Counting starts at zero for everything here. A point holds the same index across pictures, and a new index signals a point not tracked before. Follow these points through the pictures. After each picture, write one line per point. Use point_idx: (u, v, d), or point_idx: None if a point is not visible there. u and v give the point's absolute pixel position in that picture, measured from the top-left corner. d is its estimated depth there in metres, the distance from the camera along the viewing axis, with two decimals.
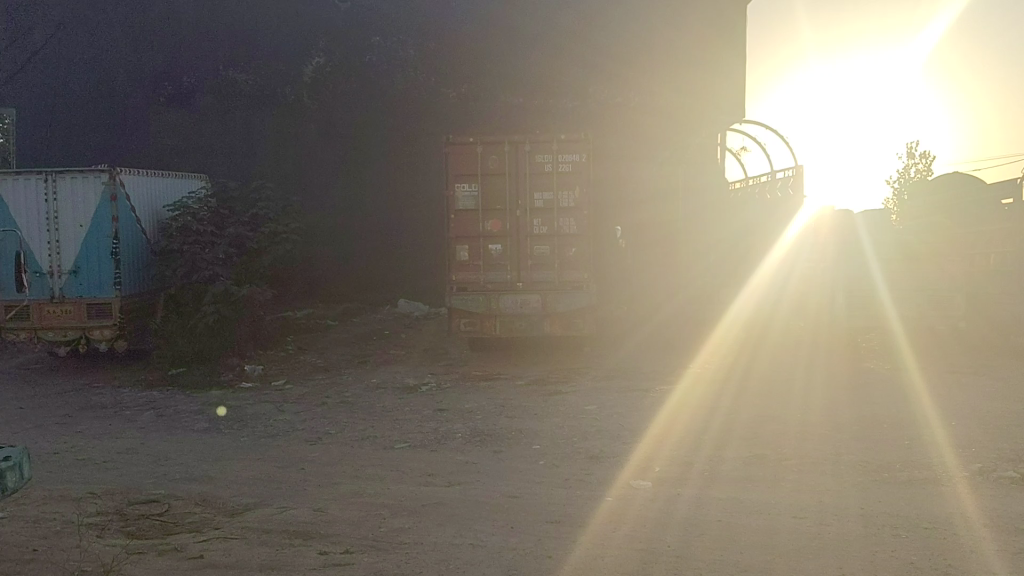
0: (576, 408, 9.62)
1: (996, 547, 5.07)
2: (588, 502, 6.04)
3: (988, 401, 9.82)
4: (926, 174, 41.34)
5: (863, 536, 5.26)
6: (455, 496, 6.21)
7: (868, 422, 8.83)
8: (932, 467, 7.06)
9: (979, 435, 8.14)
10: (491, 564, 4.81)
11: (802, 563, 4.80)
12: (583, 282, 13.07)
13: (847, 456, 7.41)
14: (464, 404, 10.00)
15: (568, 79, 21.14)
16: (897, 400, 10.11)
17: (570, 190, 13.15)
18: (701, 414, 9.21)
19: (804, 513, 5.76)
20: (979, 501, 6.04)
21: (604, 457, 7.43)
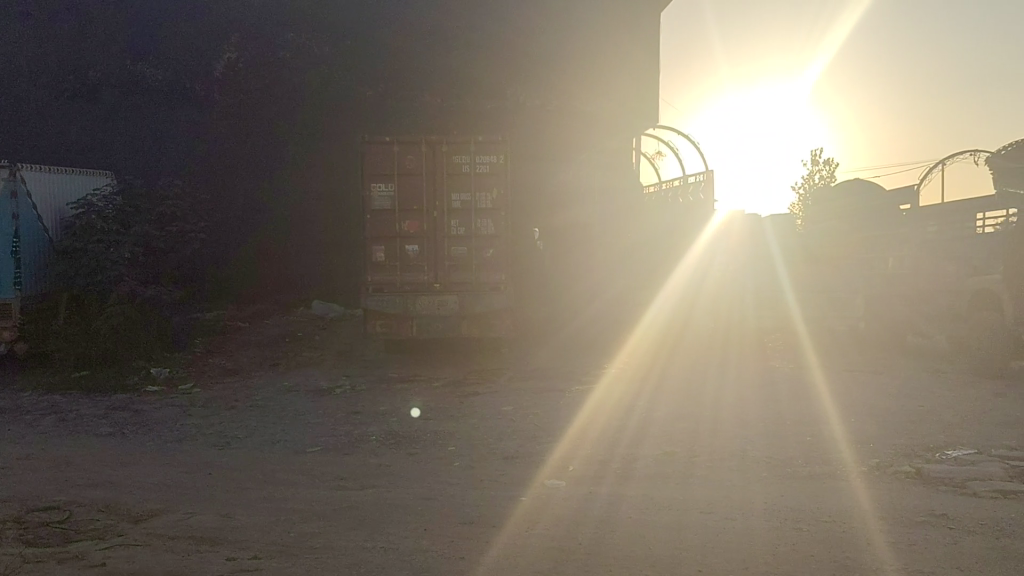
0: (493, 409, 9.68)
1: (889, 538, 5.31)
2: (503, 503, 6.09)
3: (884, 399, 10.30)
4: (830, 181, 42.72)
5: (767, 530, 5.44)
6: (368, 499, 6.17)
7: (772, 419, 9.15)
8: (832, 461, 7.36)
9: (875, 431, 8.51)
10: (403, 567, 4.80)
11: (708, 556, 4.94)
12: (500, 284, 13.15)
13: (752, 452, 7.67)
14: (377, 406, 9.97)
15: (488, 79, 21.18)
16: (802, 398, 10.48)
17: (488, 191, 13.24)
18: (616, 414, 9.40)
19: (711, 508, 5.93)
20: (875, 494, 6.32)
21: (518, 458, 7.49)
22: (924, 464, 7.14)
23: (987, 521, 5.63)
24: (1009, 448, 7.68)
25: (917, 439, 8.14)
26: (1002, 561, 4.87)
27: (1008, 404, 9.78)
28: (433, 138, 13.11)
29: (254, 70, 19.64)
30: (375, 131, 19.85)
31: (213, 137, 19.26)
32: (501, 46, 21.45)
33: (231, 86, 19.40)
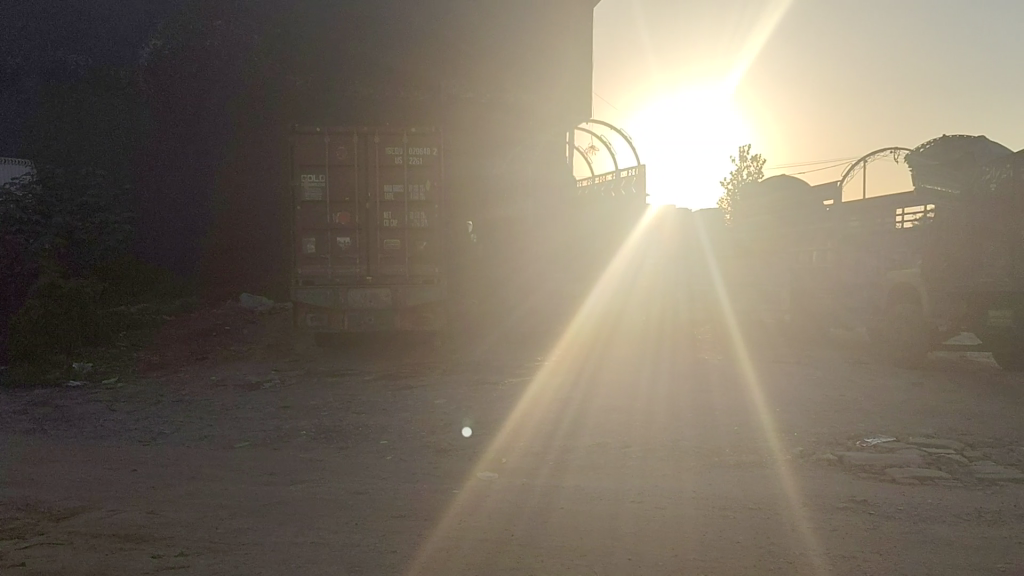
0: (426, 403, 9.67)
1: (811, 524, 5.47)
2: (436, 496, 6.09)
3: (809, 389, 10.60)
4: (757, 177, 43.62)
5: (696, 517, 5.55)
6: (298, 494, 6.10)
7: (701, 409, 9.36)
8: (758, 450, 7.54)
9: (800, 420, 8.73)
10: (333, 562, 4.76)
11: (638, 545, 5.01)
12: (434, 277, 13.13)
13: (682, 442, 7.81)
14: (309, 400, 9.83)
15: (422, 70, 21.04)
16: (731, 388, 10.72)
17: (422, 183, 13.18)
18: (553, 406, 9.48)
19: (641, 497, 6.02)
20: (800, 481, 6.50)
21: (452, 451, 7.50)
22: (846, 452, 7.36)
23: (905, 507, 5.83)
24: (926, 435, 7.97)
25: (839, 427, 8.40)
26: (918, 545, 5.06)
27: (925, 393, 10.15)
28: (365, 129, 12.99)
29: (179, 57, 18.87)
30: (307, 122, 19.55)
31: (143, 130, 18.73)
32: (434, 38, 21.33)
33: (158, 77, 18.82)
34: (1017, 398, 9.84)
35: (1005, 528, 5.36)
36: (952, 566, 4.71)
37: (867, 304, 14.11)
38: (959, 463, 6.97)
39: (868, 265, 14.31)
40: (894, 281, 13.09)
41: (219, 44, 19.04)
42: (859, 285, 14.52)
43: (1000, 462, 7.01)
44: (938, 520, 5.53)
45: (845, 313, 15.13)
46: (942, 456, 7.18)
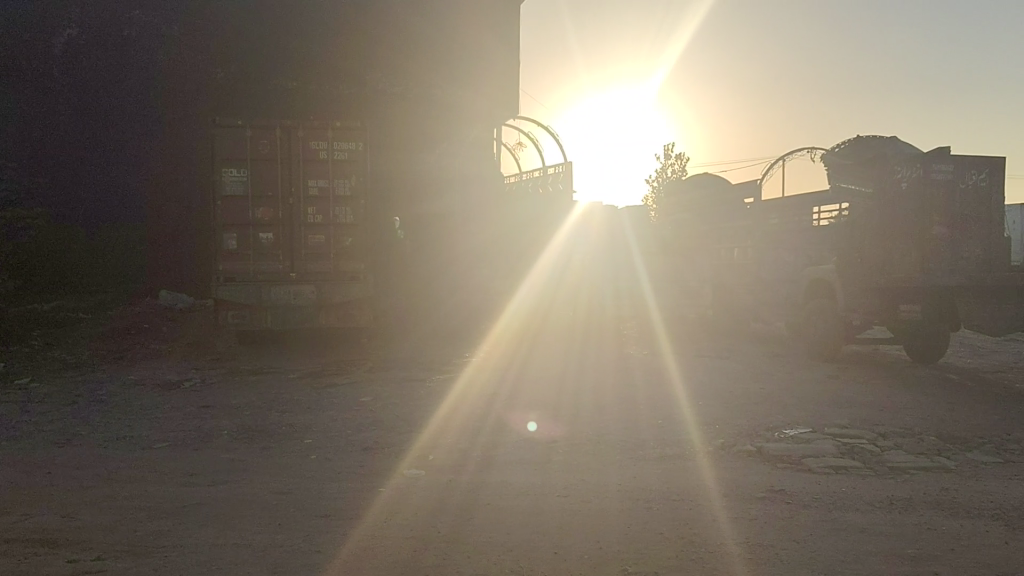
0: (351, 400, 9.58)
1: (731, 514, 5.60)
2: (362, 494, 6.04)
3: (728, 382, 10.85)
4: (681, 175, 44.37)
5: (620, 510, 5.64)
6: (220, 495, 6.00)
7: (626, 403, 9.52)
8: (681, 442, 7.69)
9: (721, 413, 8.94)
10: (256, 563, 4.68)
11: (563, 538, 5.07)
12: (359, 273, 13.00)
13: (607, 436, 7.91)
14: (231, 399, 9.64)
15: (348, 63, 20.81)
16: (655, 382, 10.90)
17: (347, 178, 13.04)
18: (480, 402, 9.52)
19: (568, 491, 6.08)
20: (721, 473, 6.65)
21: (378, 449, 7.45)
22: (764, 443, 7.57)
23: (821, 495, 6.02)
24: (840, 426, 8.25)
25: (760, 419, 8.60)
26: (834, 532, 5.23)
27: (840, 385, 10.50)
28: (288, 123, 12.78)
29: (96, 47, 18.33)
30: (229, 114, 19.14)
31: (53, 121, 18.18)
32: (360, 31, 21.10)
33: (72, 66, 18.24)
34: (926, 389, 10.26)
35: (914, 515, 5.57)
36: (865, 552, 4.89)
37: (786, 300, 14.50)
38: (871, 453, 7.23)
39: (786, 261, 14.70)
40: (811, 276, 13.48)
41: (138, 36, 18.49)
42: (778, 281, 14.91)
43: (910, 451, 7.30)
44: (851, 508, 5.73)
45: (764, 308, 15.53)
46: (856, 446, 7.44)
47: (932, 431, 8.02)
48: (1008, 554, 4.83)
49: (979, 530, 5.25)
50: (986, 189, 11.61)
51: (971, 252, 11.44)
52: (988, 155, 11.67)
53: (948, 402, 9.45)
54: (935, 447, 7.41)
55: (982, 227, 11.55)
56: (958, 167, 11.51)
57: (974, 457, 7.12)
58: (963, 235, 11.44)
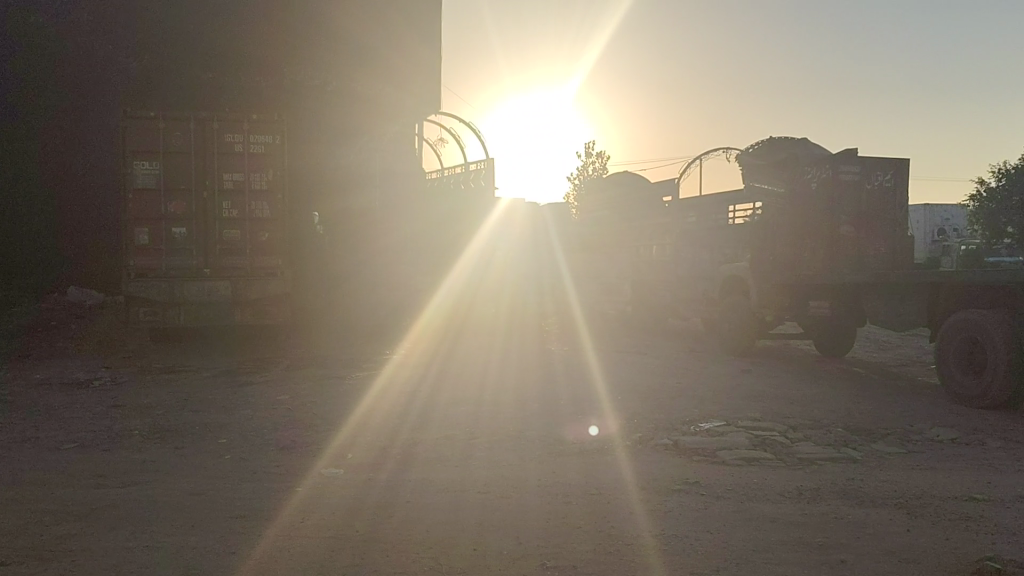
0: (267, 399, 9.41)
1: (649, 507, 5.69)
2: (277, 494, 5.94)
3: (646, 377, 11.04)
4: (603, 173, 44.87)
5: (540, 505, 5.68)
6: (131, 496, 5.82)
7: (547, 398, 9.63)
8: (601, 437, 7.78)
9: (640, 407, 9.08)
10: (167, 566, 4.56)
11: (484, 534, 5.08)
12: (276, 269, 12.76)
13: (528, 432, 7.96)
14: (142, 399, 9.36)
15: (266, 55, 20.40)
16: (577, 378, 11.00)
17: (263, 172, 12.78)
18: (402, 399, 9.47)
19: (487, 488, 6.09)
20: (639, 466, 6.75)
21: (295, 448, 7.34)
22: (681, 436, 7.72)
23: (733, 487, 6.17)
24: (752, 419, 8.48)
25: (677, 413, 8.77)
26: (746, 523, 5.37)
27: (753, 379, 10.79)
28: (202, 114, 12.46)
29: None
30: (141, 104, 18.56)
31: None
32: (278, 21, 20.70)
33: None
34: (834, 383, 10.61)
35: (822, 505, 5.76)
36: (776, 542, 5.03)
37: (702, 296, 14.81)
38: (783, 445, 7.44)
39: (702, 258, 15.01)
40: (726, 274, 13.79)
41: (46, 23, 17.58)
42: (695, 278, 15.21)
43: (818, 443, 7.55)
44: (763, 499, 5.88)
45: (682, 304, 15.83)
46: (767, 438, 7.65)
47: (839, 424, 8.30)
48: (910, 541, 5.03)
49: (882, 518, 5.46)
50: (891, 189, 12.02)
51: (876, 250, 11.87)
52: (893, 157, 12.10)
53: (855, 395, 9.80)
54: (843, 439, 7.67)
55: (887, 226, 12.00)
56: (864, 169, 11.94)
57: (879, 447, 7.40)
58: (870, 234, 11.92)
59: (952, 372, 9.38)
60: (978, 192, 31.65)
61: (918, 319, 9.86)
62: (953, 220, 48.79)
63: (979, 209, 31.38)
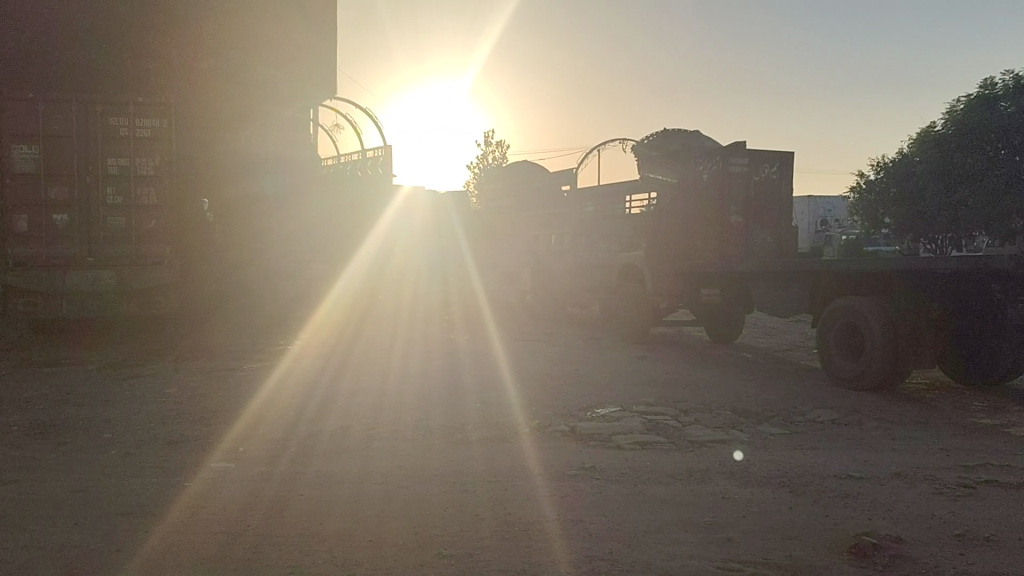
0: (156, 392, 9.12)
1: (546, 492, 5.78)
2: (166, 489, 5.79)
3: (545, 364, 11.19)
4: (502, 162, 45.16)
5: (438, 494, 5.70)
6: (8, 495, 5.57)
7: (446, 387, 9.67)
8: (500, 425, 7.85)
9: (539, 395, 9.20)
10: (48, 566, 4.40)
11: (380, 525, 5.07)
12: (165, 257, 12.36)
13: (428, 421, 7.97)
14: (22, 393, 8.94)
15: None
16: (477, 366, 11.05)
17: (149, 157, 12.35)
18: (298, 390, 9.34)
19: (385, 478, 6.09)
20: (537, 452, 6.87)
21: (185, 441, 7.15)
22: (577, 423, 7.86)
23: (627, 471, 6.33)
24: (646, 404, 8.71)
25: (574, 400, 8.93)
26: (638, 505, 5.53)
27: (649, 365, 11.07)
28: (85, 97, 11.95)
29: None
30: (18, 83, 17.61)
31: None
32: None
33: None
34: (724, 368, 10.99)
35: (711, 486, 5.97)
36: (666, 522, 5.20)
37: (600, 284, 15.08)
38: (675, 428, 7.68)
39: (600, 247, 15.26)
40: (623, 262, 14.07)
41: None
42: (593, 266, 15.47)
43: (708, 426, 7.82)
44: (655, 482, 6.06)
45: (580, 291, 16.09)
46: (660, 422, 7.88)
47: (728, 407, 8.61)
48: (792, 518, 5.27)
49: (767, 497, 5.70)
50: (777, 181, 12.46)
51: (763, 240, 12.33)
52: (779, 151, 12.59)
53: (743, 379, 10.18)
54: (731, 421, 7.98)
55: (773, 216, 12.49)
56: (752, 162, 12.30)
57: (764, 429, 7.73)
58: (756, 224, 12.39)
59: (834, 357, 9.84)
60: (858, 184, 33.15)
61: (802, 306, 10.31)
62: (835, 211, 51.05)
63: (859, 200, 32.85)
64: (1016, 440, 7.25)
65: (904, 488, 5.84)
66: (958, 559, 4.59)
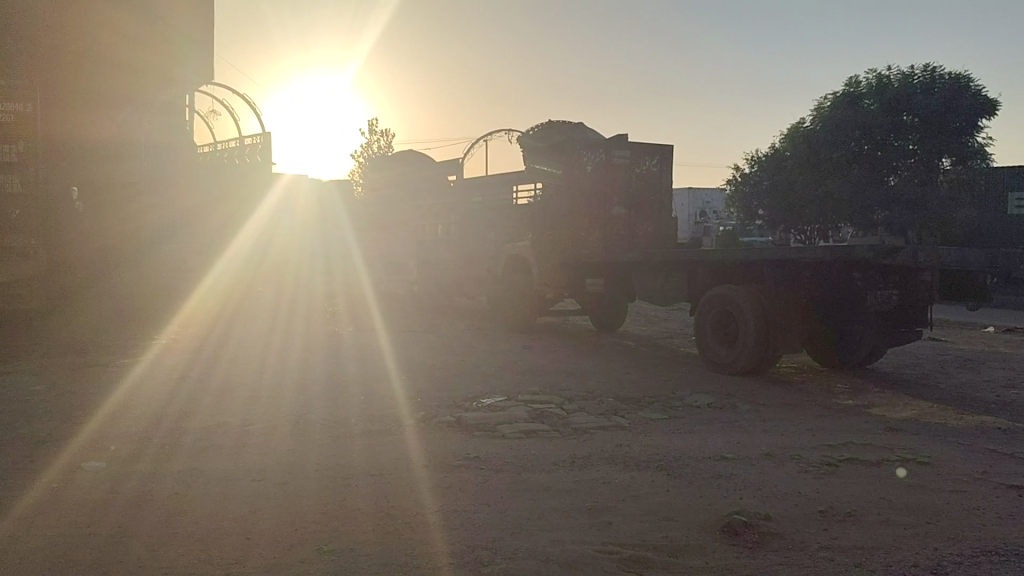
0: (16, 389, 8.60)
1: (429, 484, 5.77)
2: (26, 491, 5.46)
3: (431, 355, 11.15)
4: (385, 151, 44.59)
5: (319, 489, 5.61)
6: None
7: (331, 378, 9.55)
8: (384, 417, 7.78)
9: (424, 385, 9.20)
10: None
11: (257, 523, 4.94)
12: (29, 249, 12.05)
13: (308, 415, 7.83)
14: None
15: None
16: (362, 358, 10.92)
17: (12, 143, 11.95)
18: (168, 385, 8.98)
19: (264, 474, 5.93)
20: (422, 444, 6.84)
21: (48, 441, 6.77)
22: (462, 413, 7.88)
23: (511, 459, 6.39)
24: (531, 393, 8.80)
25: (459, 390, 8.95)
26: (522, 492, 5.59)
27: (534, 354, 11.19)
28: None
29: None
30: None
31: None
32: None
33: None
34: (607, 356, 11.20)
35: (593, 471, 6.08)
36: (549, 509, 5.27)
37: (486, 275, 15.15)
38: (558, 416, 7.79)
39: (486, 238, 15.31)
40: (509, 253, 14.16)
41: None
42: (480, 257, 15.52)
43: (591, 412, 7.98)
44: (538, 469, 6.13)
45: (467, 282, 16.11)
46: (544, 411, 7.98)
47: (610, 394, 8.79)
48: (669, 500, 5.44)
49: (645, 480, 5.85)
50: (657, 172, 12.89)
51: (643, 231, 12.67)
52: (658, 144, 12.92)
53: (625, 367, 10.42)
54: (613, 408, 8.16)
55: (653, 207, 12.82)
56: (633, 154, 12.64)
57: (643, 414, 7.93)
58: (638, 215, 12.70)
59: (709, 343, 10.19)
60: (733, 177, 34.31)
61: (681, 294, 10.62)
62: (712, 203, 52.72)
63: (733, 192, 34.04)
64: (875, 419, 7.70)
65: (773, 468, 6.10)
66: (821, 534, 4.83)
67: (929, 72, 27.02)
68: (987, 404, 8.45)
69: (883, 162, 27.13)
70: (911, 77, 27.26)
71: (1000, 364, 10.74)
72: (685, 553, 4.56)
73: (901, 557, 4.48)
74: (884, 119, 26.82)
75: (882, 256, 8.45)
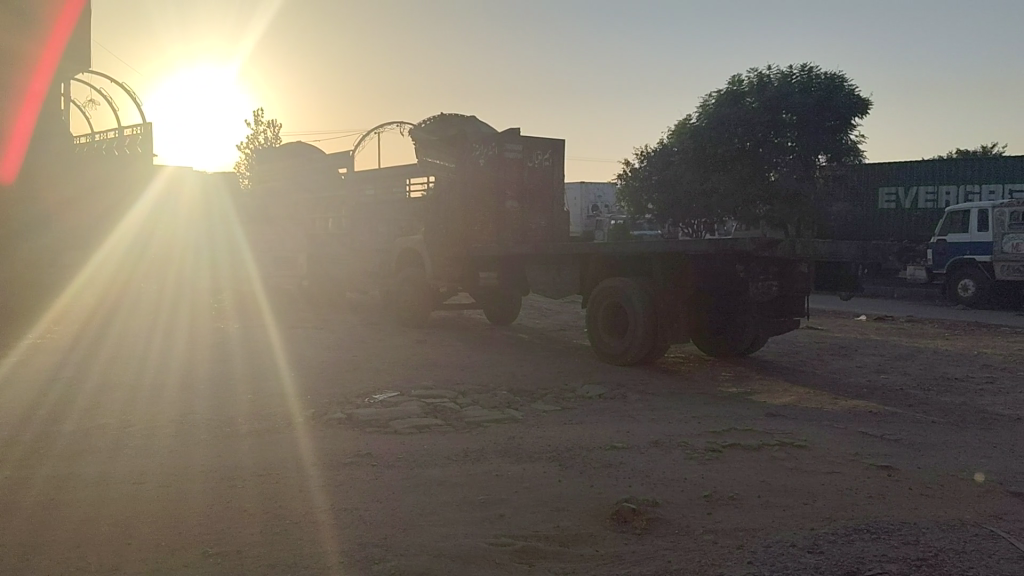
0: None
1: (320, 482, 5.67)
2: None
3: (323, 351, 10.94)
4: (273, 142, 43.55)
5: (205, 490, 5.44)
6: None
7: (215, 377, 9.22)
8: (273, 415, 7.60)
9: (314, 383, 9.02)
10: None
11: (138, 527, 4.74)
12: None
13: (192, 415, 7.56)
14: None
15: None
16: (251, 355, 10.62)
17: None
18: (38, 386, 8.50)
19: (145, 477, 5.70)
20: (313, 442, 6.71)
21: None
22: (354, 410, 7.76)
23: (404, 455, 6.35)
24: (424, 387, 8.75)
25: (350, 386, 8.83)
26: (415, 488, 5.55)
27: (429, 348, 11.14)
28: None
29: None
30: None
31: None
32: None
33: None
34: (501, 349, 11.25)
35: (486, 465, 6.09)
36: (443, 503, 5.25)
37: (379, 269, 14.99)
38: (451, 411, 7.78)
39: (379, 231, 15.15)
40: (402, 247, 14.05)
41: None
42: (373, 251, 15.34)
43: (483, 406, 7.99)
44: (432, 464, 6.11)
45: (360, 276, 15.90)
46: (437, 405, 7.96)
47: (504, 386, 8.83)
48: (560, 489, 5.51)
49: (537, 471, 5.91)
50: (548, 167, 12.98)
51: (535, 226, 12.80)
52: (550, 139, 13.04)
53: (519, 359, 10.49)
54: (506, 401, 8.19)
55: (545, 201, 12.92)
56: (526, 148, 12.71)
57: (536, 406, 8.00)
58: (531, 210, 12.79)
59: (601, 334, 10.35)
60: (625, 171, 34.85)
61: (573, 287, 10.77)
62: (604, 198, 53.58)
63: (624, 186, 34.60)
64: (757, 406, 7.98)
65: (660, 455, 6.25)
66: (705, 518, 4.98)
67: (806, 72, 28.02)
68: (860, 388, 8.87)
69: (764, 157, 28.14)
70: (790, 77, 28.16)
71: (872, 351, 11.27)
72: (576, 541, 4.63)
73: (781, 537, 4.66)
74: (764, 117, 27.69)
75: (762, 249, 8.77)
